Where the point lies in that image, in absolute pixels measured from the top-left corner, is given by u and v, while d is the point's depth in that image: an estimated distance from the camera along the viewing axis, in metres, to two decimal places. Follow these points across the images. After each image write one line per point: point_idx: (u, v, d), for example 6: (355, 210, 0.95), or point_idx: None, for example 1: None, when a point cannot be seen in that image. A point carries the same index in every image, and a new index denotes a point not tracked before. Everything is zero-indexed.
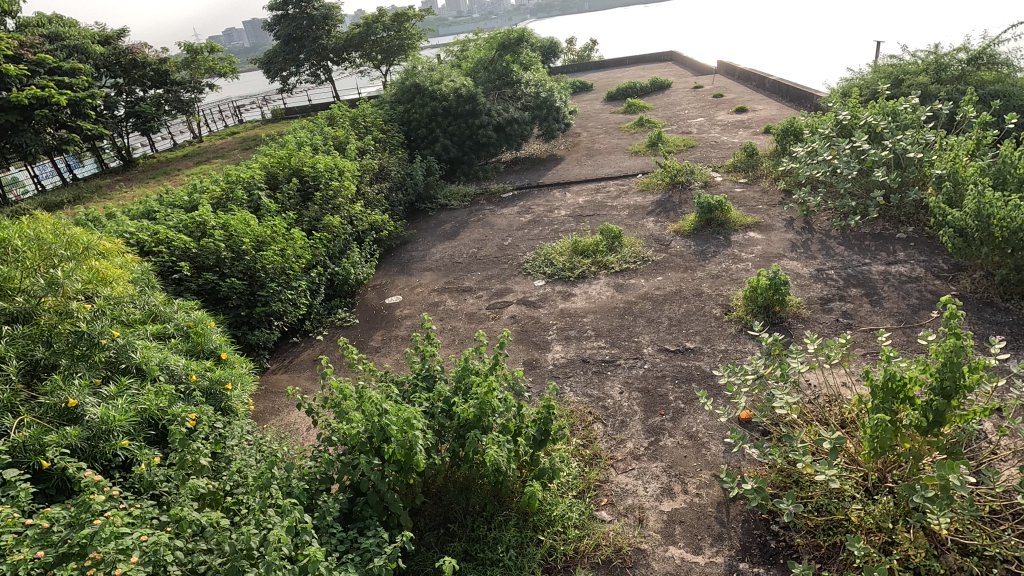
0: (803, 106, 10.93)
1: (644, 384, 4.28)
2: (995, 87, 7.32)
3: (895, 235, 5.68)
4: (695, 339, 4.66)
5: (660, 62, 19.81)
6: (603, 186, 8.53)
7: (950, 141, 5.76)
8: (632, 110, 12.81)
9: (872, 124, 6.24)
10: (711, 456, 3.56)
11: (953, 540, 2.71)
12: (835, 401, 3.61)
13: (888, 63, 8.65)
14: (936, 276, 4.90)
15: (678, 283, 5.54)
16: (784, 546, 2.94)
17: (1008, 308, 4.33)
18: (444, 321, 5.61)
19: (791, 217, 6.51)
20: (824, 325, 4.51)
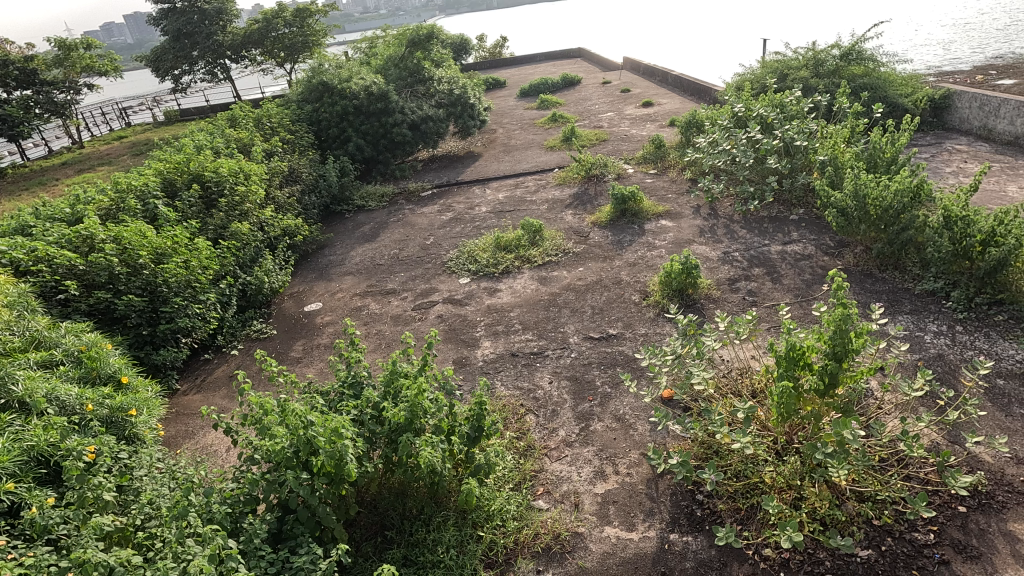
0: (702, 99, 11.61)
1: (572, 372, 4.40)
2: (865, 80, 8.12)
3: (789, 216, 6.18)
4: (617, 325, 4.85)
5: (569, 58, 20.32)
6: (521, 181, 8.63)
7: (829, 129, 6.33)
8: (546, 105, 13.03)
9: (764, 115, 6.74)
10: (638, 436, 3.72)
11: (851, 489, 3.03)
12: (746, 373, 3.89)
13: (775, 59, 9.36)
14: (825, 252, 5.39)
15: (598, 273, 5.73)
16: (709, 513, 3.13)
17: (885, 278, 4.84)
18: (368, 326, 5.46)
19: (698, 204, 6.91)
20: (732, 304, 4.83)
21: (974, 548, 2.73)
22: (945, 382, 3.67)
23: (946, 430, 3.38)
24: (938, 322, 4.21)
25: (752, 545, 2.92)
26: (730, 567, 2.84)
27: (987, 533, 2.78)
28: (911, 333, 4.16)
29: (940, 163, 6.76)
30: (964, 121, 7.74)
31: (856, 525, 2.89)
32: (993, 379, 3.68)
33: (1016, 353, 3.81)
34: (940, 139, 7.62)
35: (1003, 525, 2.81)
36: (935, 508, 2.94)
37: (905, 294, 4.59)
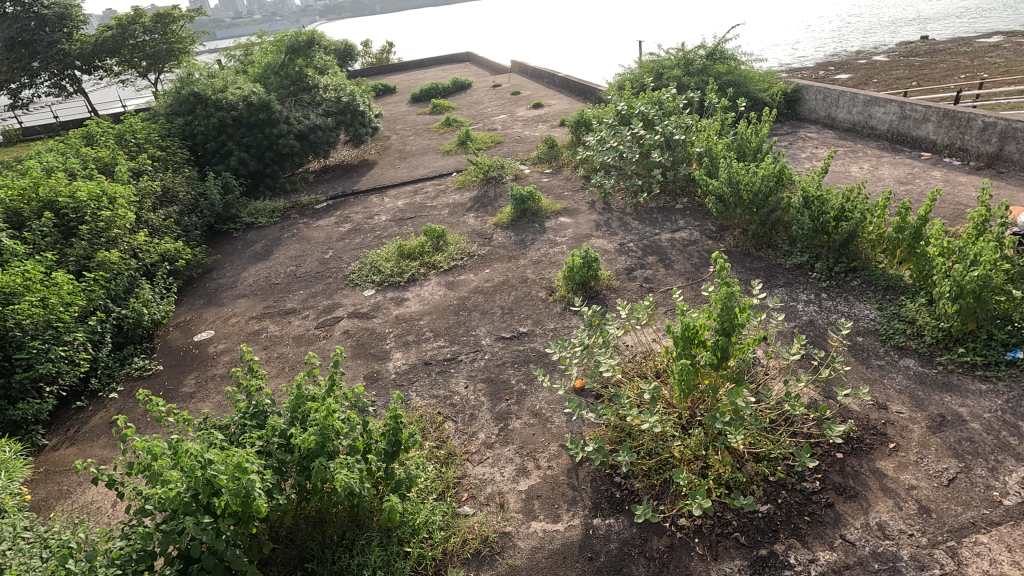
0: (589, 99, 12.12)
1: (487, 374, 4.41)
2: (729, 77, 8.90)
3: (675, 206, 6.62)
4: (527, 323, 4.93)
5: (458, 63, 20.40)
6: (420, 187, 8.53)
7: (703, 123, 6.86)
8: (439, 110, 12.97)
9: (645, 112, 7.16)
10: (556, 429, 3.81)
11: (749, 452, 3.31)
12: (649, 356, 4.11)
13: (650, 59, 9.97)
14: (708, 236, 5.84)
15: (504, 273, 5.80)
16: (627, 493, 3.27)
17: (761, 256, 5.32)
18: (268, 350, 5.13)
19: (592, 199, 7.22)
20: (631, 292, 5.09)
21: (852, 488, 3.08)
22: (817, 345, 4.11)
23: (821, 388, 3.79)
24: (806, 292, 4.70)
25: (668, 518, 3.09)
26: (651, 541, 2.99)
27: (861, 473, 3.15)
28: (786, 303, 4.61)
29: (796, 150, 7.55)
30: (812, 112, 8.70)
31: (755, 484, 3.15)
32: (854, 337, 4.17)
33: (870, 312, 4.35)
34: (795, 129, 8.51)
35: (872, 464, 3.21)
36: (819, 457, 3.28)
37: (778, 269, 5.09)
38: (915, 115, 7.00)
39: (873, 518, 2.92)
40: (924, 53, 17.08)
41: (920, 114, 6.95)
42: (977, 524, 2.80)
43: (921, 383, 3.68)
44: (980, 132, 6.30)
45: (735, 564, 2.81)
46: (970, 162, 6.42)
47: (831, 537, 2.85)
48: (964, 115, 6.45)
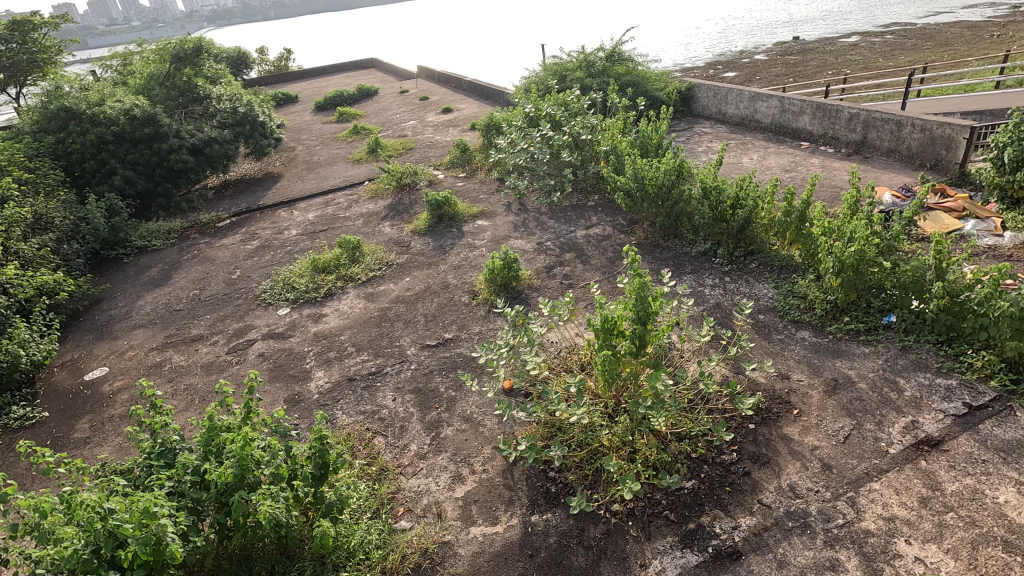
0: (497, 102, 12.25)
1: (414, 384, 4.34)
2: (628, 77, 9.33)
3: (588, 203, 6.84)
4: (452, 329, 4.90)
5: (362, 69, 19.93)
6: (331, 198, 8.24)
7: (607, 123, 7.14)
8: (345, 118, 12.60)
9: (552, 114, 7.34)
10: (488, 431, 3.81)
11: (671, 432, 3.49)
12: (573, 350, 4.22)
13: (553, 62, 10.24)
14: (620, 230, 6.08)
15: (425, 281, 5.73)
16: (562, 486, 3.34)
17: (670, 246, 5.62)
18: (174, 382, 4.75)
19: (508, 201, 7.30)
20: (552, 290, 5.20)
21: (764, 455, 3.32)
22: (724, 325, 4.40)
23: (731, 365, 4.06)
24: (712, 277, 5.02)
25: (603, 505, 3.19)
26: (588, 530, 3.07)
27: (771, 441, 3.41)
28: (695, 289, 4.90)
29: (694, 145, 8.05)
30: (705, 109, 9.27)
31: (680, 462, 3.33)
32: (756, 315, 4.51)
33: (768, 291, 4.72)
34: (690, 125, 9.05)
35: (780, 431, 3.48)
36: (734, 430, 3.52)
37: (685, 257, 5.39)
38: (793, 109, 7.67)
39: (785, 480, 3.16)
40: (796, 53, 18.78)
41: (797, 108, 7.62)
42: (870, 473, 3.12)
43: (815, 351, 4.04)
44: (848, 122, 7.00)
45: (668, 540, 2.95)
46: (842, 149, 7.12)
47: (750, 503, 3.06)
48: (833, 107, 7.13)
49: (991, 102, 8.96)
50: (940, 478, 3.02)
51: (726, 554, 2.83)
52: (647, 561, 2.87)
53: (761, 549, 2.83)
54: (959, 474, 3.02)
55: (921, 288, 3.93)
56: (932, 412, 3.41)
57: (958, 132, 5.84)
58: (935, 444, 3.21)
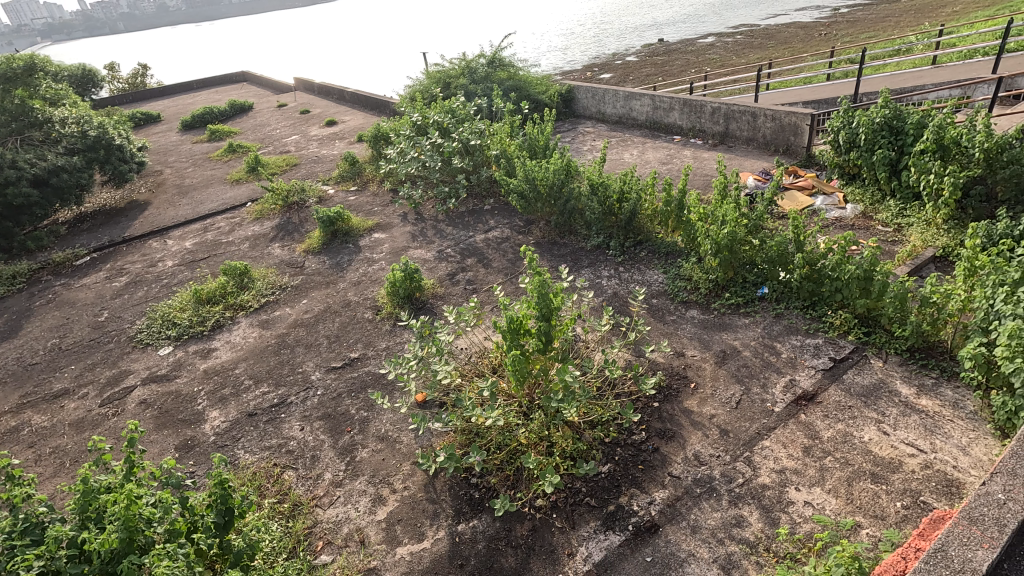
0: (383, 112, 12.01)
1: (322, 410, 4.14)
2: (510, 82, 9.55)
3: (484, 207, 6.91)
4: (358, 347, 4.74)
5: (233, 83, 18.70)
6: (210, 223, 7.64)
7: (494, 128, 7.26)
8: (218, 136, 11.74)
9: (439, 122, 7.32)
10: (405, 447, 3.73)
11: (584, 421, 3.61)
12: (483, 354, 4.24)
13: (437, 69, 10.23)
14: (518, 232, 6.21)
15: (324, 301, 5.48)
16: (486, 491, 3.35)
17: (566, 242, 5.82)
18: (36, 446, 4.15)
19: (404, 212, 7.19)
20: (456, 296, 5.19)
21: (670, 430, 3.55)
22: (623, 313, 4.65)
23: (632, 349, 4.28)
24: (607, 268, 5.27)
25: (526, 502, 3.23)
26: (515, 530, 3.10)
27: (674, 416, 3.65)
28: (593, 281, 5.12)
29: (579, 144, 8.41)
30: (585, 109, 9.70)
31: (595, 449, 3.46)
32: (651, 300, 4.80)
33: (659, 277, 5.04)
34: (574, 125, 9.44)
35: (681, 405, 3.72)
36: (641, 411, 3.72)
37: (582, 252, 5.62)
38: (664, 106, 8.25)
39: (690, 451, 3.39)
40: (662, 54, 20.23)
41: (667, 104, 8.20)
42: (761, 432, 3.43)
43: (705, 327, 4.38)
44: (711, 115, 7.65)
45: (591, 525, 3.05)
46: (709, 141, 7.77)
47: (662, 477, 3.25)
48: (698, 102, 7.76)
49: (825, 92, 10.21)
50: (817, 427, 3.39)
51: (645, 529, 2.98)
52: (574, 549, 2.95)
53: (675, 518, 3.01)
54: (832, 421, 3.41)
55: (785, 260, 4.39)
56: (806, 369, 3.82)
57: (801, 120, 6.59)
58: (810, 397, 3.60)
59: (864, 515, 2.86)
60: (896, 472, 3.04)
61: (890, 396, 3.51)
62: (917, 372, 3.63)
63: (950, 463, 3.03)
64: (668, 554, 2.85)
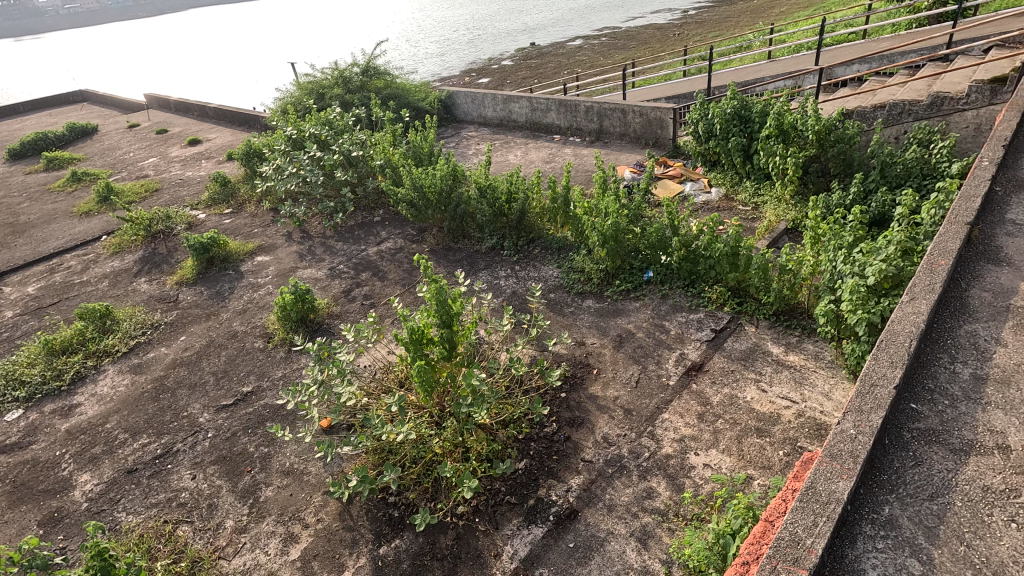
0: (253, 127, 11.28)
1: (216, 453, 3.80)
2: (388, 90, 9.40)
3: (374, 219, 6.74)
4: (250, 380, 4.41)
5: (71, 104, 16.64)
6: (58, 263, 6.73)
7: (375, 137, 7.09)
8: (57, 164, 10.37)
9: (316, 134, 7.01)
10: (314, 478, 3.53)
11: (496, 422, 3.64)
12: (388, 369, 4.13)
13: (308, 79, 9.81)
14: (412, 241, 6.12)
15: (205, 335, 5.05)
16: (405, 508, 3.27)
17: (461, 247, 5.84)
18: None
19: (288, 230, 6.81)
20: (354, 313, 5.02)
21: (579, 417, 3.69)
22: (523, 310, 4.75)
23: (535, 344, 4.40)
24: (504, 269, 5.35)
25: (448, 512, 3.20)
26: (439, 542, 3.06)
27: (582, 403, 3.80)
28: (491, 282, 5.19)
29: (464, 149, 8.47)
30: (466, 114, 9.78)
31: (510, 447, 3.51)
32: (548, 294, 4.95)
33: (553, 272, 5.21)
34: (457, 130, 9.50)
35: (587, 392, 3.89)
36: (550, 403, 3.82)
37: (478, 255, 5.66)
38: (541, 107, 8.53)
39: (599, 434, 3.55)
40: (535, 57, 20.93)
41: (544, 105, 8.49)
42: (660, 407, 3.67)
43: (600, 315, 4.60)
44: (586, 114, 8.03)
45: (514, 523, 3.09)
46: (587, 138, 8.16)
47: (576, 463, 3.37)
48: (572, 102, 8.12)
49: (684, 87, 11.13)
50: (707, 394, 3.69)
51: (565, 517, 3.07)
52: (500, 549, 2.97)
53: (592, 501, 3.13)
54: (719, 387, 3.73)
55: (665, 244, 4.72)
56: (693, 342, 4.14)
57: (665, 114, 7.14)
58: (699, 367, 3.91)
59: (754, 467, 3.16)
60: (776, 424, 3.39)
61: (764, 357, 3.90)
62: (783, 332, 4.08)
63: (818, 409, 3.44)
64: (589, 537, 2.95)
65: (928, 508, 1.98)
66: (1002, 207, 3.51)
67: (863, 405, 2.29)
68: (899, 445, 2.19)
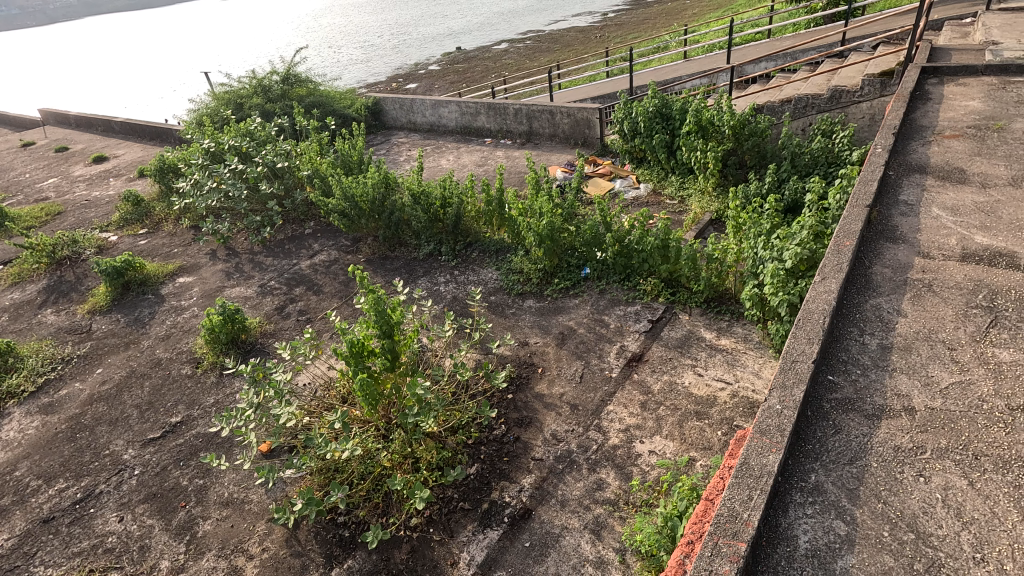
0: (167, 141, 10.64)
1: (145, 491, 3.55)
2: (311, 99, 9.12)
3: (305, 232, 6.52)
4: (180, 409, 4.15)
5: None
6: None
7: (301, 147, 6.86)
8: None
9: (236, 146, 6.69)
10: (256, 505, 3.37)
11: (445, 429, 3.61)
12: (329, 386, 4.01)
13: (224, 89, 9.38)
14: (346, 252, 5.97)
15: (126, 365, 4.71)
16: (356, 527, 3.18)
17: (398, 255, 5.75)
18: None
19: (212, 248, 6.47)
20: (289, 331, 4.83)
21: (527, 417, 3.72)
22: (465, 315, 4.74)
23: (479, 348, 4.39)
24: (443, 274, 5.32)
25: (401, 525, 3.14)
26: (393, 557, 3.00)
27: (529, 402, 3.83)
28: (431, 289, 5.14)
29: (395, 155, 8.36)
30: (395, 120, 9.65)
31: (461, 453, 3.49)
32: (489, 297, 4.96)
33: (493, 274, 5.23)
34: (386, 137, 9.35)
35: (533, 391, 3.92)
36: (498, 406, 3.83)
37: (415, 262, 5.59)
38: (470, 111, 8.54)
39: (548, 431, 3.59)
40: (462, 61, 20.96)
41: (473, 109, 8.51)
42: (605, 399, 3.76)
43: (541, 314, 4.66)
44: (515, 116, 8.11)
45: (469, 529, 3.07)
46: (517, 140, 8.24)
47: (527, 463, 3.40)
48: (500, 105, 8.18)
49: (608, 87, 11.46)
50: (648, 383, 3.82)
51: (520, 517, 3.09)
52: (456, 557, 2.95)
53: (545, 498, 3.17)
54: (659, 375, 3.87)
55: (599, 241, 4.85)
56: (631, 334, 4.27)
57: (591, 114, 7.33)
58: (639, 358, 4.04)
59: (696, 449, 3.29)
60: (713, 406, 3.55)
61: (698, 343, 4.08)
62: (714, 318, 4.28)
63: (750, 388, 3.63)
64: (545, 534, 2.98)
65: (849, 472, 2.13)
66: (896, 189, 3.84)
67: (787, 380, 2.45)
68: (820, 415, 2.36)
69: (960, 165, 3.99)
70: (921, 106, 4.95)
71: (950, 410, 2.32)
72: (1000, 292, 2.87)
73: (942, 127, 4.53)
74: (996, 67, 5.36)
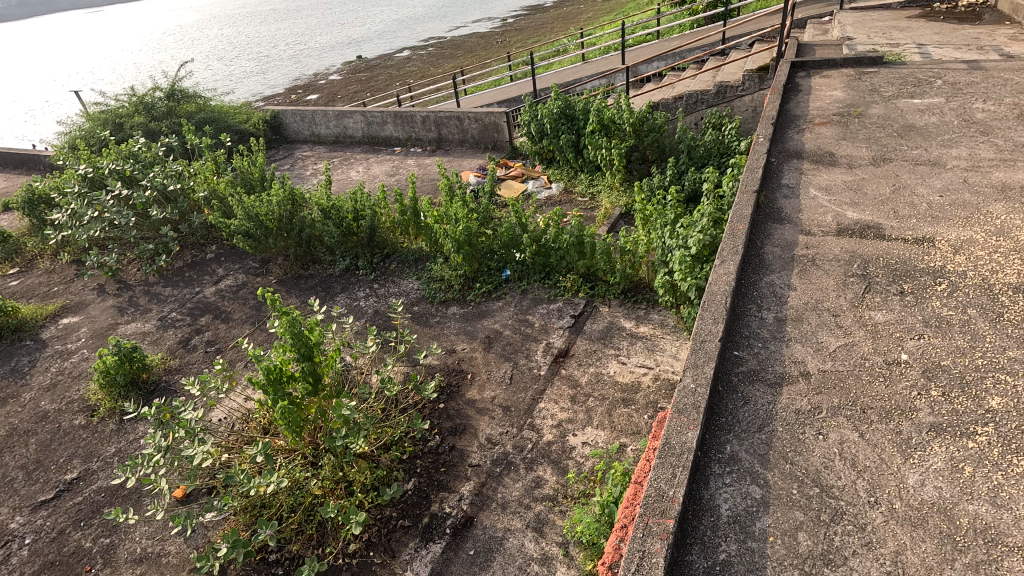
0: (33, 168, 9.54)
1: (40, 561, 3.17)
2: (202, 115, 8.56)
3: (206, 257, 6.11)
4: (76, 464, 3.75)
5: None
6: None
7: (194, 167, 6.40)
8: None
9: (118, 170, 6.14)
10: (175, 557, 3.11)
11: (377, 448, 3.51)
12: (247, 418, 3.77)
13: (99, 109, 8.59)
14: (255, 274, 5.65)
15: (5, 422, 4.19)
16: (289, 562, 3.02)
17: (312, 273, 5.53)
18: None
19: (99, 283, 5.89)
20: (197, 364, 4.50)
21: (460, 425, 3.69)
22: (388, 328, 4.63)
23: (405, 361, 4.31)
24: (362, 289, 5.17)
25: (338, 554, 3.02)
26: None
27: (461, 409, 3.81)
28: (350, 305, 4.98)
29: (300, 170, 8.03)
30: (297, 133, 9.27)
31: (395, 470, 3.41)
32: (412, 308, 4.88)
33: (413, 284, 5.15)
34: (289, 151, 8.96)
35: (464, 398, 3.90)
36: (430, 417, 3.78)
37: (331, 279, 5.40)
38: (377, 120, 8.37)
39: (482, 437, 3.58)
40: (364, 70, 20.52)
41: (379, 118, 8.35)
42: (536, 398, 3.81)
43: (466, 320, 4.65)
44: (422, 124, 8.04)
45: (411, 546, 3.00)
46: (427, 148, 8.18)
47: (464, 470, 3.38)
48: (407, 113, 8.08)
49: (513, 91, 11.64)
50: (576, 376, 3.92)
51: (462, 526, 3.06)
52: None
53: (485, 504, 3.16)
54: (586, 367, 3.98)
55: (516, 242, 4.91)
56: (556, 331, 4.36)
57: (498, 118, 7.42)
58: (565, 353, 4.13)
59: (626, 435, 3.42)
60: (638, 392, 3.70)
61: (619, 333, 4.24)
62: (632, 307, 4.47)
63: (670, 370, 3.83)
64: (489, 539, 2.97)
65: (759, 439, 2.30)
66: (779, 174, 4.19)
67: (699, 360, 2.60)
68: (730, 389, 2.53)
69: (830, 149, 4.42)
70: (794, 97, 5.44)
71: (839, 371, 2.57)
72: (871, 260, 3.21)
73: (812, 115, 5.00)
74: (852, 59, 5.99)
